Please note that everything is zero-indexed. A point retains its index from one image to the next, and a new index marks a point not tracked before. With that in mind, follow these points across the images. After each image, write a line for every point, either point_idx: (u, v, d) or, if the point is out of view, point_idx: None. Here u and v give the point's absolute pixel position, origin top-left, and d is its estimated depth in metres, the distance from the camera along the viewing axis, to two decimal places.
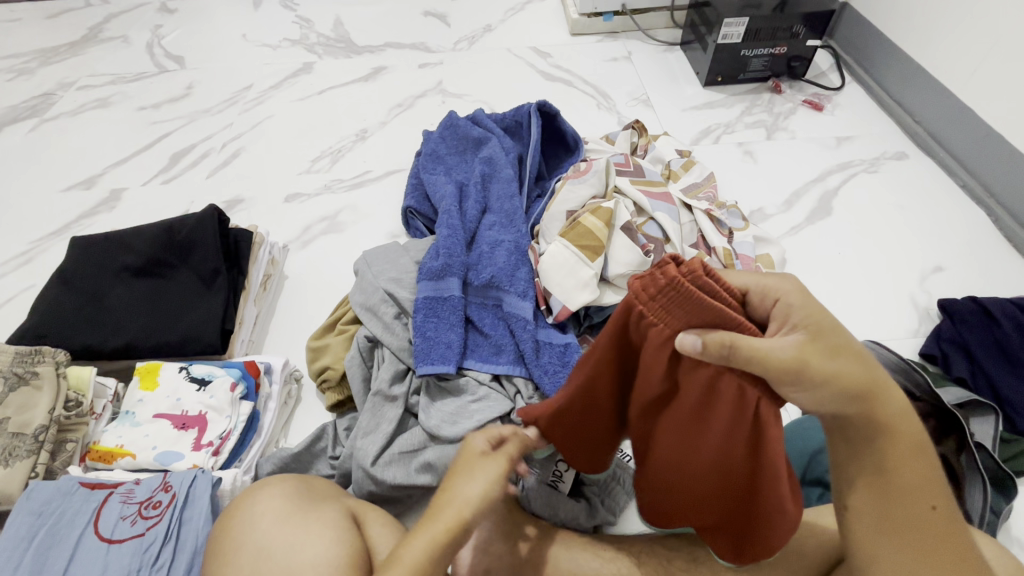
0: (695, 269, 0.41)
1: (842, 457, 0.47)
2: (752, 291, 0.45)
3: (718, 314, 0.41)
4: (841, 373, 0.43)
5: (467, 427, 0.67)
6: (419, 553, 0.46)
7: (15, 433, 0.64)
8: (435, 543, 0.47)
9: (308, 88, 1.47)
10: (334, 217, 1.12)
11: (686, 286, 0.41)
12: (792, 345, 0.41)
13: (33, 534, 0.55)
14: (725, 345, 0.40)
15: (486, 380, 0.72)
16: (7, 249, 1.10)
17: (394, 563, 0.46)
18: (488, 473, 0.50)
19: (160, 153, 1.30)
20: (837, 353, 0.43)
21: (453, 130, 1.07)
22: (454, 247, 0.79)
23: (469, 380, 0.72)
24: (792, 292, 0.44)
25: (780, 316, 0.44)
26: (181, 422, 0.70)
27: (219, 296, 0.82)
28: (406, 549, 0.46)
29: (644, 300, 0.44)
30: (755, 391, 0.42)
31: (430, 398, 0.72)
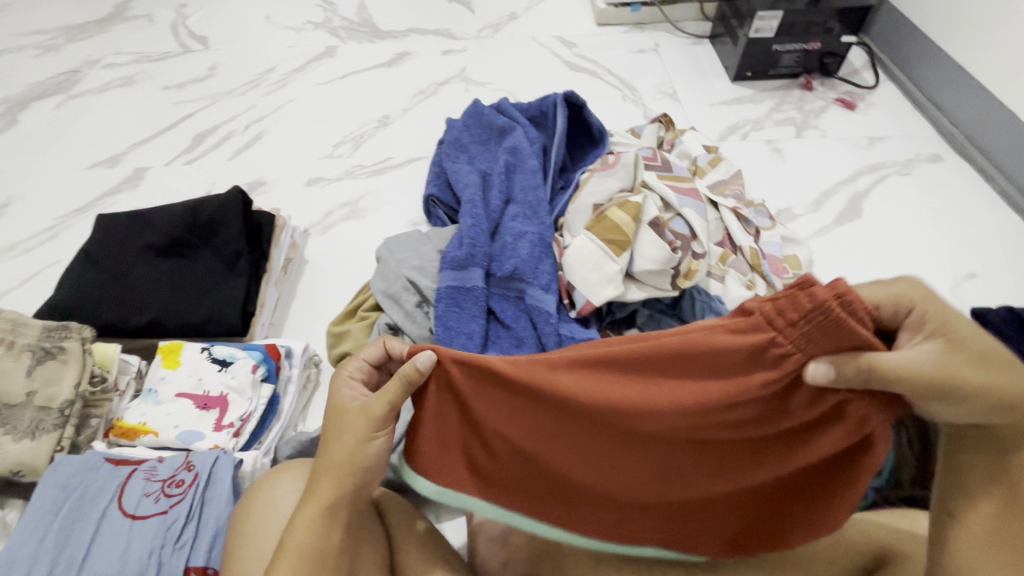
0: (843, 292, 0.39)
1: (969, 467, 0.46)
2: (880, 306, 0.41)
3: (862, 340, 0.39)
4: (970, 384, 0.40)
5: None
6: (304, 533, 0.49)
7: (43, 407, 0.65)
8: (319, 516, 0.50)
9: (330, 72, 1.46)
10: (354, 203, 1.12)
11: (835, 311, 0.39)
12: (931, 359, 0.39)
13: (59, 507, 0.56)
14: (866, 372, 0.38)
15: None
16: (33, 225, 1.11)
17: (285, 548, 0.49)
18: (353, 440, 0.51)
19: (183, 134, 1.30)
20: (983, 364, 0.40)
21: (477, 118, 1.06)
22: (478, 237, 0.78)
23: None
24: (922, 296, 0.41)
25: (914, 325, 0.41)
26: (202, 402, 0.70)
27: (242, 278, 0.82)
28: (293, 531, 0.49)
29: (781, 325, 0.41)
30: (882, 415, 0.42)
31: None
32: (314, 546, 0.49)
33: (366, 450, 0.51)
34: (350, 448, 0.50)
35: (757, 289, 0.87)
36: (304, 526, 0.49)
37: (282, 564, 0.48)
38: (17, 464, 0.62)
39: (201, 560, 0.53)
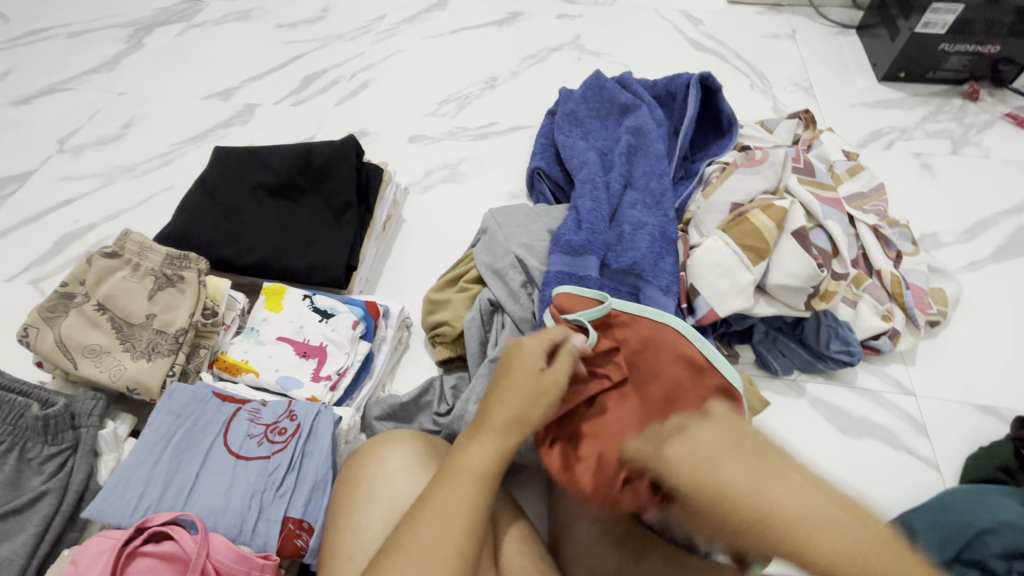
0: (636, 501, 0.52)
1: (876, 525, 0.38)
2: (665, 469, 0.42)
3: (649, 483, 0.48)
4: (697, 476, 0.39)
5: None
6: (484, 458, 0.47)
7: (159, 330, 0.66)
8: (502, 443, 0.48)
9: (441, 26, 1.42)
10: (455, 166, 1.08)
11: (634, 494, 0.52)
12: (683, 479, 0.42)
13: (173, 432, 0.57)
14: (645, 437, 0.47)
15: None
16: (151, 149, 1.14)
17: (459, 471, 0.46)
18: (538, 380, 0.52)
19: (293, 74, 1.30)
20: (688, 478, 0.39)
21: (597, 92, 0.99)
22: (597, 223, 0.73)
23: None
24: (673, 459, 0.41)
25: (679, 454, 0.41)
26: (302, 350, 0.70)
27: (348, 230, 0.81)
28: (467, 457, 0.47)
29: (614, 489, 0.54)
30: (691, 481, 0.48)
31: None
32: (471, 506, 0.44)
33: (536, 388, 0.52)
34: (530, 387, 0.51)
35: (896, 322, 0.77)
36: (460, 494, 0.45)
37: (455, 486, 0.45)
38: (133, 382, 0.64)
39: (298, 511, 0.53)
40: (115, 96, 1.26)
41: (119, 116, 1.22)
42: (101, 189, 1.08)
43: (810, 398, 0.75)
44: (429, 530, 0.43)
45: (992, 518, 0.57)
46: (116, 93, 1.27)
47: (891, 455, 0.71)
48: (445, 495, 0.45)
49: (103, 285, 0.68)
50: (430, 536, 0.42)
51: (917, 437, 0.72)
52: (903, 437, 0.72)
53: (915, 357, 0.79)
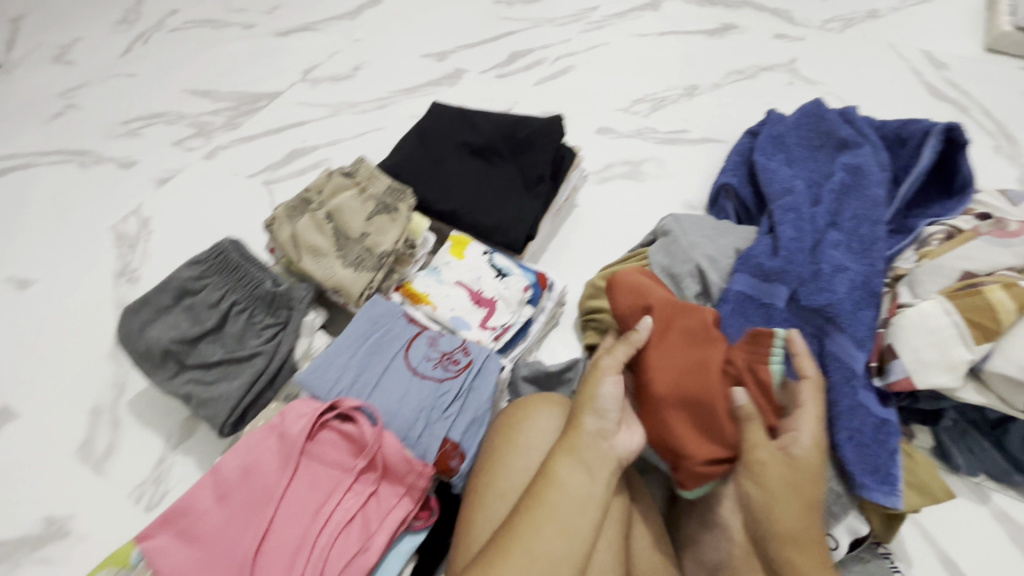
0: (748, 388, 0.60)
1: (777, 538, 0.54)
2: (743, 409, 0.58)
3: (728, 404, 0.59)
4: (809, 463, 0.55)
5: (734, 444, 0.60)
6: (571, 467, 0.51)
7: (368, 248, 0.76)
8: (581, 454, 0.51)
9: (650, 26, 1.42)
10: (637, 165, 1.09)
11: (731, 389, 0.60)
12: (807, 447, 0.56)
13: (367, 333, 0.66)
14: (811, 374, 0.59)
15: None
16: (371, 92, 1.29)
17: (549, 479, 0.50)
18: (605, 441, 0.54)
19: (502, 48, 1.38)
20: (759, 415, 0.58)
21: (814, 120, 0.93)
22: (796, 254, 0.70)
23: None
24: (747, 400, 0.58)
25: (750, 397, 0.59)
26: (476, 298, 0.76)
27: (535, 202, 0.86)
28: (558, 464, 0.51)
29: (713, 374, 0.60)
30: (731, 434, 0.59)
31: None
32: (568, 512, 0.48)
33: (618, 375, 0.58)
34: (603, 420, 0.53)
35: None
36: (553, 499, 0.49)
37: (552, 495, 0.49)
38: (339, 284, 0.74)
39: (457, 436, 0.59)
40: (352, 42, 1.44)
41: (352, 60, 1.39)
42: (327, 118, 1.24)
43: (992, 509, 0.66)
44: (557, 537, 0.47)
45: None
46: (353, 40, 1.45)
47: None
48: (547, 503, 0.49)
49: (335, 199, 0.79)
50: (540, 537, 0.47)
51: None
52: None
53: None
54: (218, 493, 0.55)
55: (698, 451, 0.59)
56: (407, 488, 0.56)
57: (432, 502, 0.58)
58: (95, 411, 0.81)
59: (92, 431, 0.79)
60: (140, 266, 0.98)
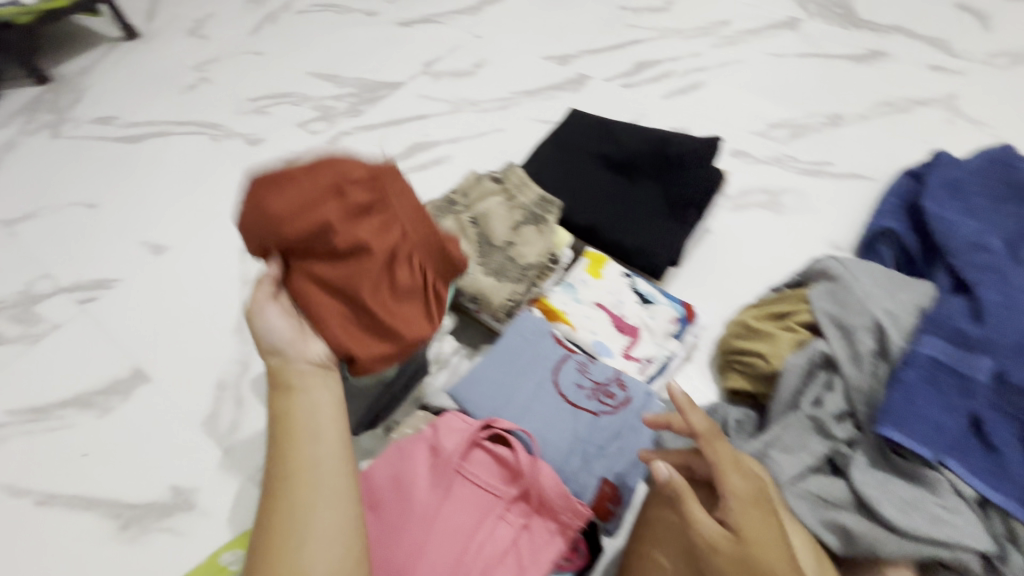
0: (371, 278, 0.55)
1: None
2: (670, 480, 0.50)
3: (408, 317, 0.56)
4: (759, 527, 0.46)
5: (920, 527, 0.55)
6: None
7: (511, 258, 0.73)
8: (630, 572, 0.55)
9: (787, 45, 1.33)
10: (775, 195, 1.02)
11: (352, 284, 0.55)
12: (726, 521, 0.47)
13: (516, 351, 0.63)
14: (705, 429, 0.52)
15: (967, 496, 0.57)
16: (493, 91, 1.27)
17: None
18: (324, 380, 0.53)
19: (628, 57, 1.33)
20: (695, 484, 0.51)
21: (1001, 170, 0.84)
22: (1003, 322, 0.63)
23: (941, 481, 0.58)
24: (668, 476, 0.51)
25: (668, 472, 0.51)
26: (618, 324, 0.72)
27: (680, 226, 0.81)
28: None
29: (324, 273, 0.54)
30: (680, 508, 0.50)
31: (869, 462, 0.61)
32: None
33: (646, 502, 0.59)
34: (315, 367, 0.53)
35: None
36: None
37: None
38: (479, 292, 0.72)
39: (616, 478, 0.56)
40: (473, 37, 1.43)
41: (472, 56, 1.38)
42: (447, 113, 1.23)
43: None
44: (317, 458, 0.47)
45: None
46: (474, 35, 1.43)
47: None
48: None
49: (481, 204, 0.77)
50: None
51: None
52: None
53: None
54: (370, 504, 0.53)
55: (361, 353, 0.55)
56: (561, 526, 0.53)
57: (582, 544, 0.54)
58: (220, 385, 0.82)
59: (217, 405, 0.80)
60: None
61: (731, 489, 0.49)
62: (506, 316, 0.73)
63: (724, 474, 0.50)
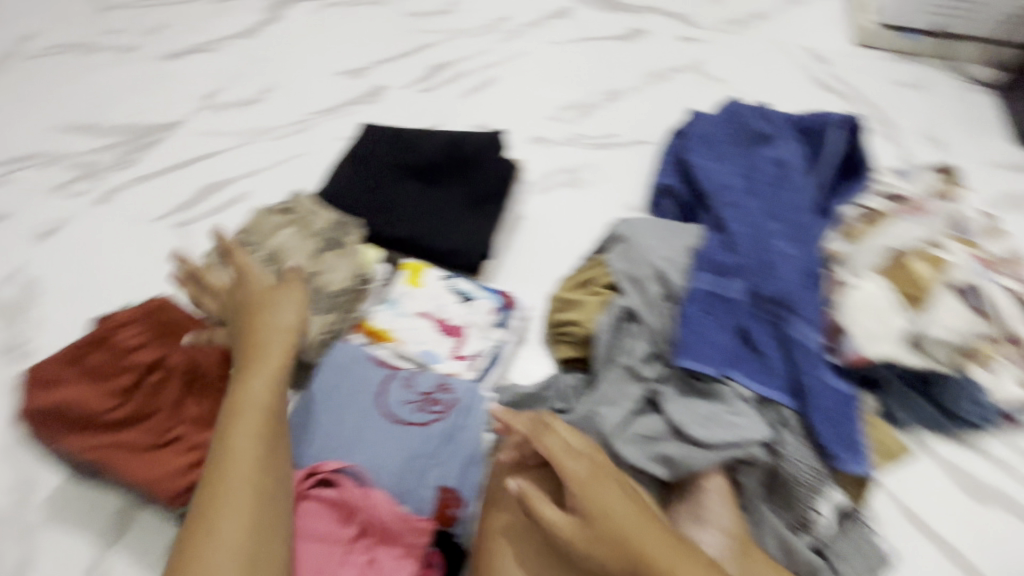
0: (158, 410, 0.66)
1: None
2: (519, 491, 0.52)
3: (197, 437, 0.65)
4: (607, 503, 0.49)
5: (723, 437, 0.64)
6: None
7: (318, 288, 0.70)
8: None
9: (564, 34, 1.45)
10: (575, 172, 1.10)
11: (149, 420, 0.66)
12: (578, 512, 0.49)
13: (336, 386, 0.62)
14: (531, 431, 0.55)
15: (748, 397, 0.67)
16: (286, 115, 1.20)
17: None
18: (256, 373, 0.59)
19: (420, 63, 1.35)
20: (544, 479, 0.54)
21: (736, 120, 1.00)
22: (744, 247, 0.75)
23: (729, 390, 0.67)
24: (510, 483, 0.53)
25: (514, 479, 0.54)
26: (443, 327, 0.73)
27: (486, 219, 0.84)
28: None
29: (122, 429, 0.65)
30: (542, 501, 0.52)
31: (679, 392, 0.69)
32: None
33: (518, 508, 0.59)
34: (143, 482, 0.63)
35: None
36: None
37: None
38: None
39: (453, 483, 0.58)
40: (254, 61, 1.33)
41: (258, 81, 1.28)
42: (240, 147, 1.14)
43: (934, 456, 0.73)
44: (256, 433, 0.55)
45: None
46: (256, 59, 1.34)
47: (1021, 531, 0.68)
48: None
49: (273, 240, 0.73)
50: None
51: None
52: None
53: None
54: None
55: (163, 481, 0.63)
56: (406, 548, 0.53)
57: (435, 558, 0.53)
58: None
59: None
60: (29, 338, 0.83)
61: (573, 475, 0.51)
62: (326, 348, 0.70)
63: (565, 466, 0.52)
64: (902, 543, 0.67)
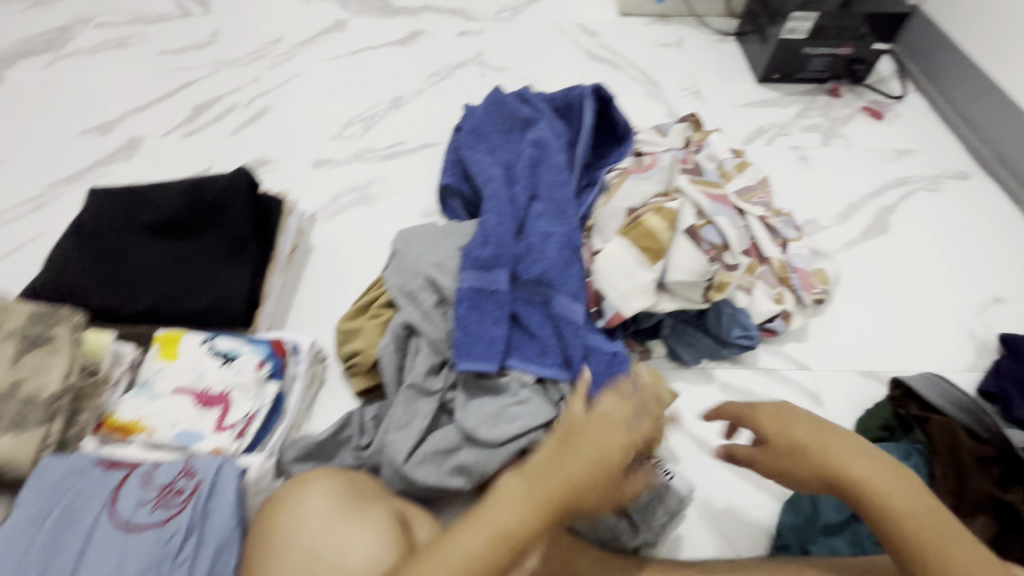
0: None
1: (803, 479, 0.52)
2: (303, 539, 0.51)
3: None
4: (785, 430, 0.54)
5: (511, 430, 0.65)
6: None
7: (26, 399, 0.61)
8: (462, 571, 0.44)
9: (341, 47, 1.39)
10: (364, 189, 1.06)
11: None
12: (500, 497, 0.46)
13: (55, 507, 0.56)
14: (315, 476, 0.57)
15: (530, 381, 0.69)
16: (21, 194, 1.04)
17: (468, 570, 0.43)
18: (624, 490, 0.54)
19: (182, 103, 1.22)
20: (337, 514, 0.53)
21: (499, 107, 0.99)
22: (504, 237, 0.75)
23: (512, 380, 0.68)
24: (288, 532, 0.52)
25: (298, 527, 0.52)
26: (202, 399, 0.66)
27: (245, 266, 0.77)
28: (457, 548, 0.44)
29: None
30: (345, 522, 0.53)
31: (468, 395, 0.69)
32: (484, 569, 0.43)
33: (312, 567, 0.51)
34: None
35: (787, 303, 0.83)
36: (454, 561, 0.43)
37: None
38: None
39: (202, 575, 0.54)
40: None
41: None
42: None
43: (715, 382, 0.80)
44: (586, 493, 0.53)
45: None
46: None
47: None
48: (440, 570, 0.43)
49: None
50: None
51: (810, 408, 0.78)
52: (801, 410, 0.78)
53: (808, 332, 0.85)
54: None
55: None
56: None
57: None
58: None
59: None
60: None
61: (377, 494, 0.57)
62: None
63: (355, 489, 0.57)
64: (698, 473, 0.73)
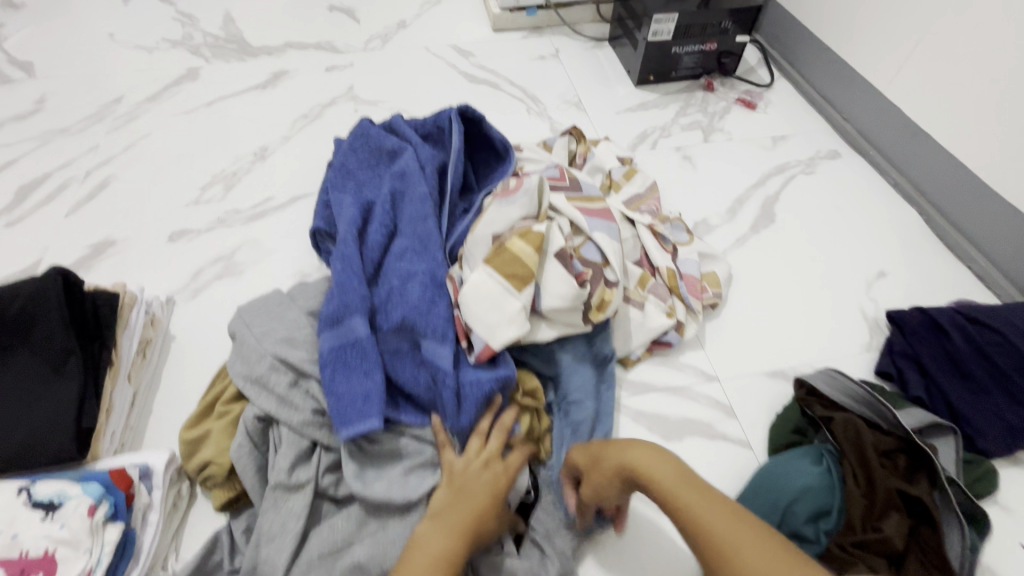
0: None
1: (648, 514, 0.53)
2: None
3: None
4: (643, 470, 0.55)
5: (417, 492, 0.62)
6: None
7: None
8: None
9: (194, 98, 1.26)
10: (230, 258, 0.95)
11: None
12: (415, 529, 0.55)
13: None
14: None
15: (418, 435, 0.66)
16: None
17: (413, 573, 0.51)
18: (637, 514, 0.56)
19: (2, 187, 1.06)
20: None
21: (364, 140, 0.89)
22: (352, 283, 0.69)
23: (407, 443, 0.66)
24: None
25: None
26: (17, 569, 0.53)
27: (72, 384, 0.65)
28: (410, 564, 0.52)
29: None
30: None
31: (357, 466, 0.63)
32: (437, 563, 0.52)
33: None
34: None
35: (678, 314, 0.81)
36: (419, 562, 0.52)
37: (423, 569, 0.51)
38: None
39: None
40: None
41: None
42: None
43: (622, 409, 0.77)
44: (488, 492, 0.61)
45: (793, 487, 0.63)
46: None
47: (709, 447, 0.73)
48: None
49: None
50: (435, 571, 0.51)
51: (723, 421, 0.76)
52: (715, 426, 0.75)
53: (705, 341, 0.84)
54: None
55: None
56: None
57: None
58: None
59: None
60: None
61: None
62: None
63: None
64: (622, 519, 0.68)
